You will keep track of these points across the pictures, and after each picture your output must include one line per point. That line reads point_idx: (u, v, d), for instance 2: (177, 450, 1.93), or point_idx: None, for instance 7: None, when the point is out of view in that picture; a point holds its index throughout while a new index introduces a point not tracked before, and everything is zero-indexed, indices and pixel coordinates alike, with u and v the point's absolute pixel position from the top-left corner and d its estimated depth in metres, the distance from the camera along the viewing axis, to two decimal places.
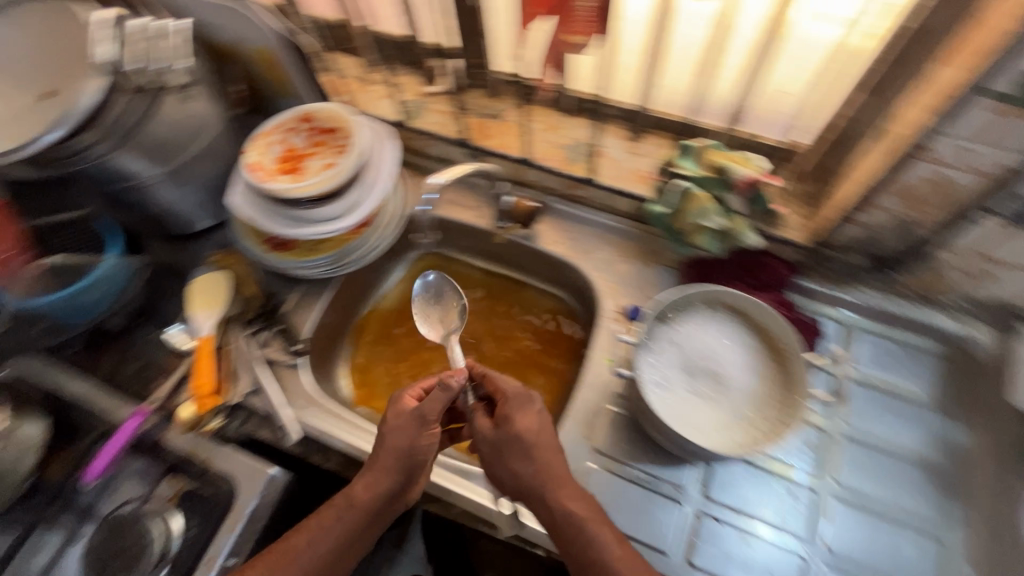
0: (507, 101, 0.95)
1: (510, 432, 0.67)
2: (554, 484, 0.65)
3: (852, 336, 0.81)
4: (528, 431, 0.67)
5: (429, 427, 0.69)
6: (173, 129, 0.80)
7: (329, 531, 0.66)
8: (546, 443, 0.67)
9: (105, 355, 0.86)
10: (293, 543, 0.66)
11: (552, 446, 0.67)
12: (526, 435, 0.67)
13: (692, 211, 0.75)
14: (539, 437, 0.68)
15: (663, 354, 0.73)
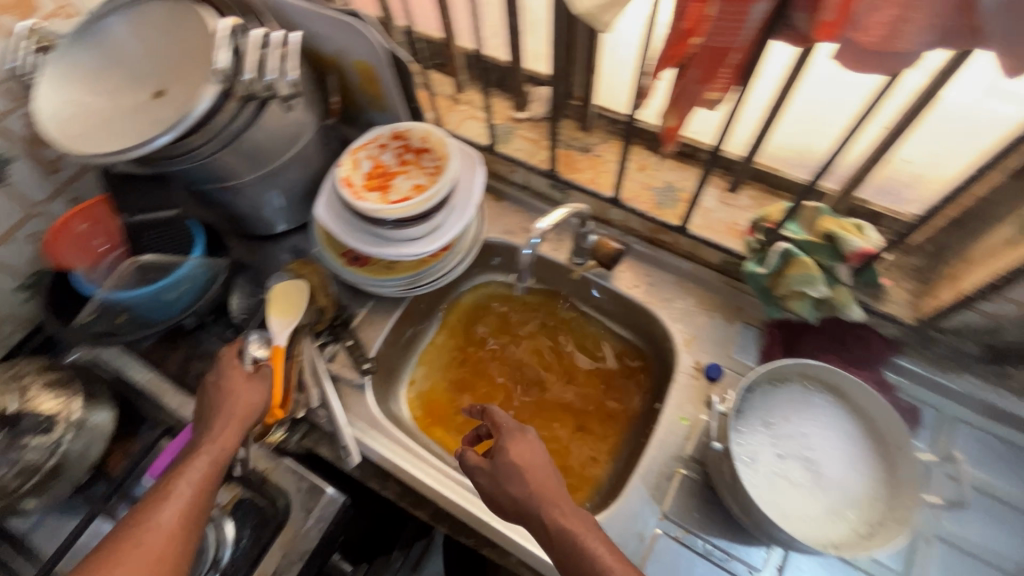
0: (599, 135, 0.92)
1: (505, 457, 0.63)
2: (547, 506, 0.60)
3: (952, 426, 0.76)
4: (518, 456, 0.63)
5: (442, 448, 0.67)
6: (269, 136, 0.80)
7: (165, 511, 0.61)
8: (529, 462, 0.63)
9: (176, 349, 0.87)
10: (141, 521, 0.60)
11: (537, 467, 0.63)
12: (515, 461, 0.63)
13: (794, 276, 0.71)
14: (536, 462, 0.64)
15: (755, 429, 0.69)
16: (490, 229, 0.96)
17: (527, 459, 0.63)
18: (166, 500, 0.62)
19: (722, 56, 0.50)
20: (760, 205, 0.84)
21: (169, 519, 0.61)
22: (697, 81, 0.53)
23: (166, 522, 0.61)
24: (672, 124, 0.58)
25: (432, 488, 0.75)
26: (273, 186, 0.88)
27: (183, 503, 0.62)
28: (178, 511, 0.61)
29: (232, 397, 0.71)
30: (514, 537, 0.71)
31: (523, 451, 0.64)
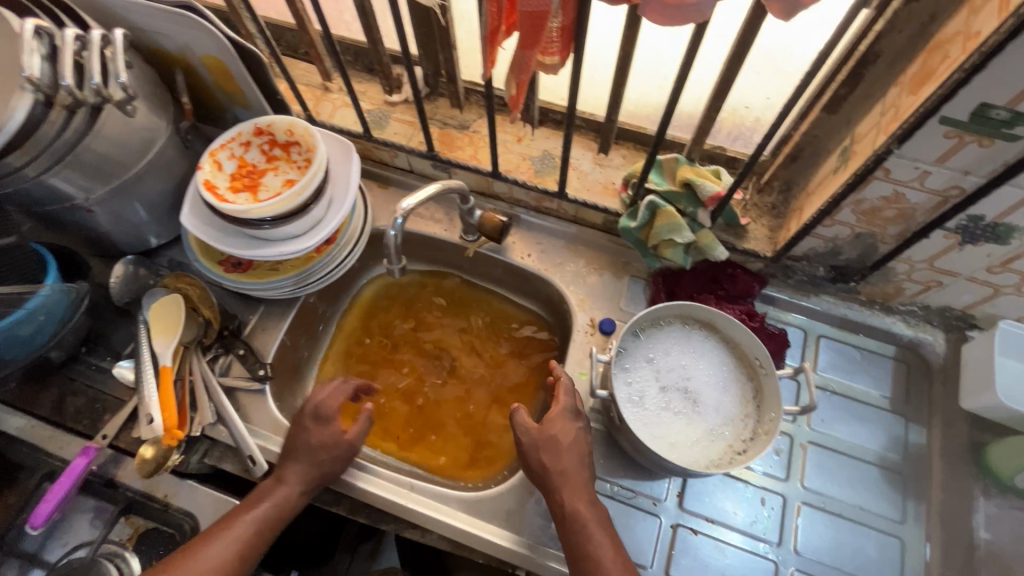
0: (474, 111, 0.93)
1: (549, 432, 0.68)
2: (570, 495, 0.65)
3: (813, 341, 0.84)
4: (564, 434, 0.69)
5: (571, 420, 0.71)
6: (114, 145, 0.74)
7: (238, 551, 0.62)
8: (567, 450, 0.68)
9: (46, 388, 0.80)
10: (196, 556, 0.61)
11: (571, 454, 0.68)
12: (551, 446, 0.68)
13: (663, 226, 0.76)
14: (571, 446, 0.68)
15: (639, 369, 0.74)
16: (379, 217, 0.94)
17: (563, 443, 0.68)
18: (217, 536, 0.63)
19: (542, 21, 0.51)
20: (631, 163, 0.88)
21: (215, 558, 0.61)
22: (524, 48, 0.54)
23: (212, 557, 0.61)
24: (513, 92, 0.60)
25: (346, 483, 0.75)
26: (132, 198, 0.82)
27: (231, 542, 0.62)
28: (226, 549, 0.62)
29: (327, 441, 0.70)
30: (432, 515, 0.73)
31: (557, 433, 0.68)
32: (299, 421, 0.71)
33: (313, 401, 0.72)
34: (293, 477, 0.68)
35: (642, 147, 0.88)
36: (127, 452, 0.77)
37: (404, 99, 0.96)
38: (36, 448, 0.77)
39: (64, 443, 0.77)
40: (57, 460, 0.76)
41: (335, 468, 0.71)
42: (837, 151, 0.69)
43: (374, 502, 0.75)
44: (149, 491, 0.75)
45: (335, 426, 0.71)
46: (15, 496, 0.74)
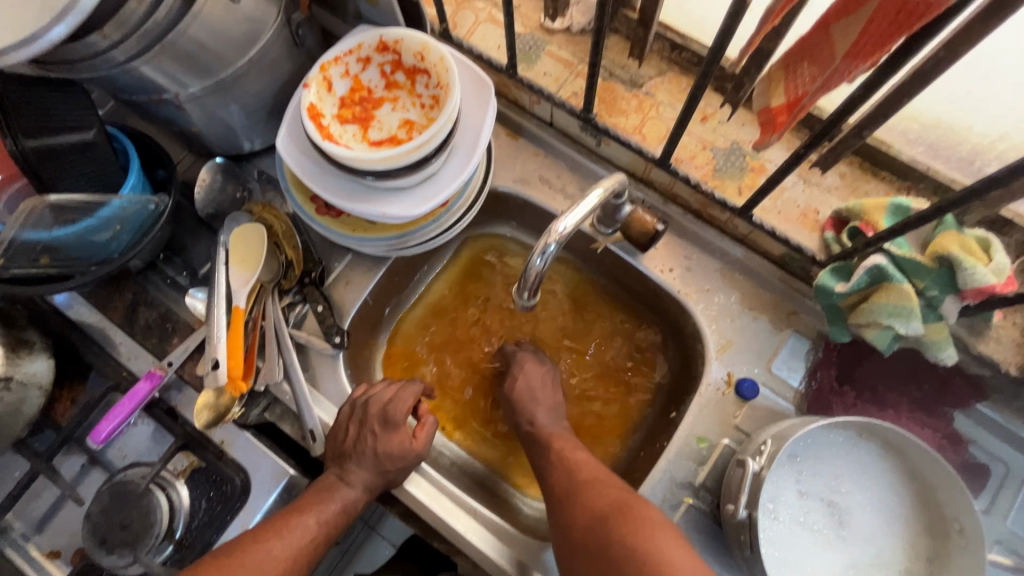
0: (652, 65, 0.71)
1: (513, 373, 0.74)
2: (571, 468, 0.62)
3: (1020, 490, 0.62)
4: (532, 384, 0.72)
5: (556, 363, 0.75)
6: (216, 36, 0.60)
7: (305, 549, 0.54)
8: (544, 404, 0.70)
9: (120, 290, 0.75)
10: (259, 553, 0.52)
11: (546, 409, 0.70)
12: (530, 394, 0.70)
13: (883, 305, 0.55)
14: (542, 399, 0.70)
15: (784, 467, 0.58)
16: (499, 175, 0.77)
17: (529, 398, 0.70)
18: (280, 531, 0.54)
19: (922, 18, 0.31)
20: (849, 188, 0.65)
21: (276, 562, 0.52)
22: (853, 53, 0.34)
23: (272, 560, 0.52)
24: (777, 105, 0.40)
25: (404, 490, 0.66)
26: (228, 99, 0.69)
27: (294, 547, 0.54)
28: (289, 553, 0.53)
29: (394, 451, 0.60)
30: (493, 558, 0.63)
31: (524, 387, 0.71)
32: (363, 421, 0.61)
33: (381, 399, 0.63)
34: (359, 481, 0.59)
35: (873, 169, 0.64)
36: (191, 384, 0.72)
37: (567, 28, 0.74)
38: (105, 354, 0.73)
39: (132, 354, 0.73)
40: (124, 372, 0.72)
41: (398, 480, 0.62)
42: None
43: (431, 521, 0.65)
44: (207, 433, 0.70)
45: (404, 433, 0.61)
46: (86, 398, 0.72)
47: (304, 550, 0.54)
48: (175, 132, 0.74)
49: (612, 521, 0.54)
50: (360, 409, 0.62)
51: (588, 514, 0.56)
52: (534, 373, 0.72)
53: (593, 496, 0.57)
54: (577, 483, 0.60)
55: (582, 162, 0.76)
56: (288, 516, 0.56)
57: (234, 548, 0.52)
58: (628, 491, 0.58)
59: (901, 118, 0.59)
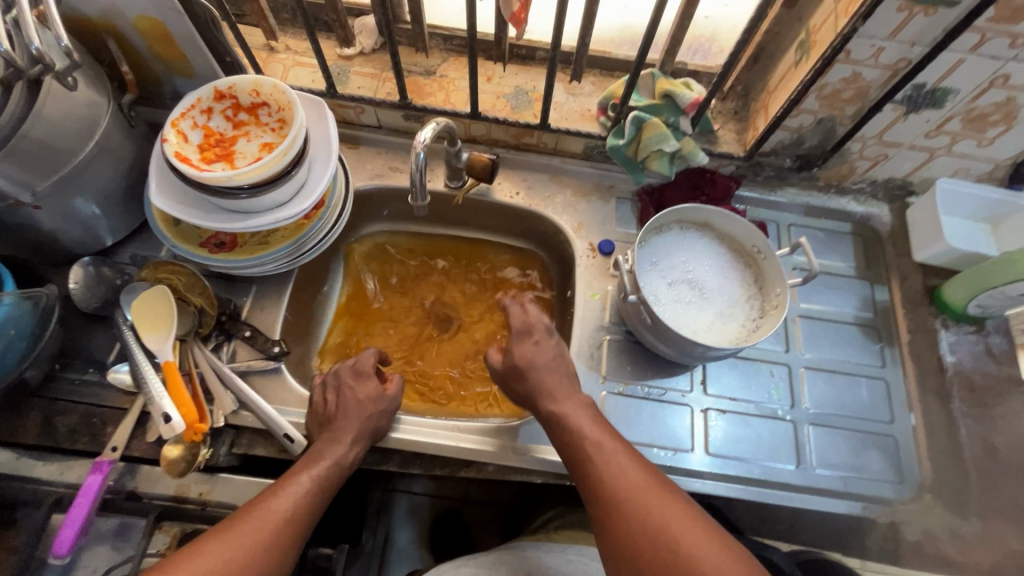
0: (437, 56, 0.92)
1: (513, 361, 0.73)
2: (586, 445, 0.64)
3: (784, 231, 0.93)
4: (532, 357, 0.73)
5: (535, 333, 0.75)
6: (57, 128, 0.66)
7: (304, 504, 0.60)
8: (551, 372, 0.72)
9: (24, 414, 0.71)
10: (262, 511, 0.57)
11: (555, 373, 0.72)
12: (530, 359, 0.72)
13: (650, 137, 0.79)
14: (555, 368, 0.72)
15: (650, 269, 0.78)
16: (357, 178, 0.91)
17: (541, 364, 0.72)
18: (277, 491, 0.59)
19: None
20: (601, 88, 0.91)
21: (276, 515, 0.57)
22: None
23: (273, 513, 0.57)
24: (515, 7, 0.60)
25: (392, 438, 0.73)
26: (81, 189, 0.73)
27: (291, 501, 0.59)
28: (288, 506, 0.58)
29: (372, 395, 0.70)
30: (488, 447, 0.73)
31: (532, 353, 0.73)
32: (338, 385, 0.70)
33: (345, 364, 0.73)
34: (347, 437, 0.66)
35: (609, 72, 0.92)
36: (143, 460, 0.71)
37: (361, 52, 0.92)
38: (31, 480, 0.69)
39: (64, 466, 0.70)
40: (61, 486, 0.69)
41: (382, 426, 0.70)
42: (792, 43, 0.76)
43: (427, 452, 0.73)
44: (181, 493, 0.70)
45: (376, 383, 0.72)
46: (23, 535, 0.67)
47: (302, 502, 0.59)
48: (30, 244, 0.75)
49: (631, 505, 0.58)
50: (332, 377, 0.71)
51: (613, 493, 0.59)
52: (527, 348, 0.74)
53: (619, 478, 0.60)
54: (589, 445, 0.64)
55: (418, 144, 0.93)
56: (282, 479, 0.61)
57: (239, 510, 0.57)
58: (647, 473, 0.61)
59: (606, 31, 0.87)
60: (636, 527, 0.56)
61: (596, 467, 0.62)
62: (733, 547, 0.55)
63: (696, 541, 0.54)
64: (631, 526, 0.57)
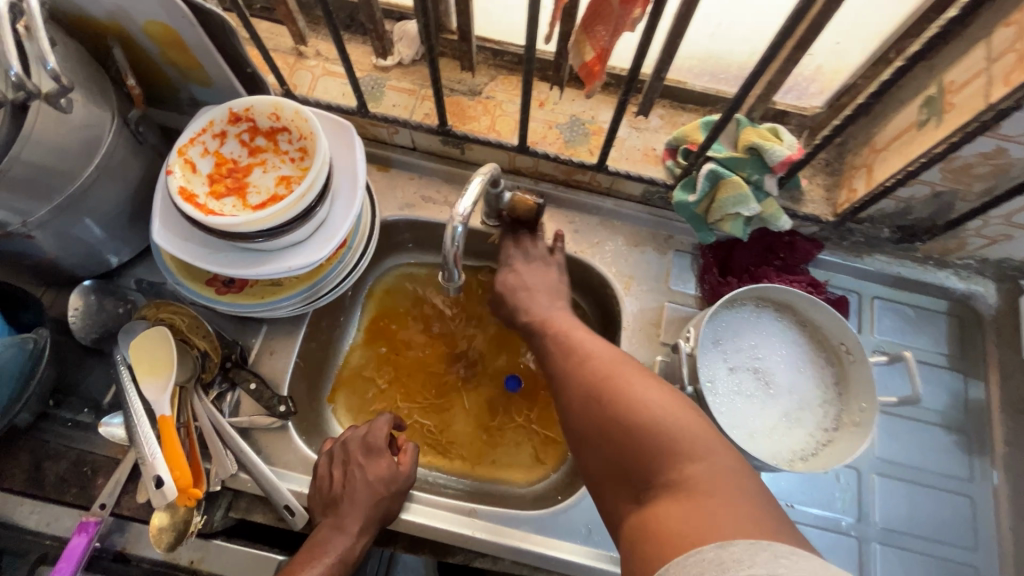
0: (484, 73, 0.81)
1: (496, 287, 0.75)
2: (569, 351, 0.62)
3: (866, 305, 0.79)
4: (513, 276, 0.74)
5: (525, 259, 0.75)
6: (54, 153, 0.57)
7: None
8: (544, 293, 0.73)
9: (16, 455, 0.67)
10: None
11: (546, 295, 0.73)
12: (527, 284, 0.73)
13: (727, 198, 0.68)
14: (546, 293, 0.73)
15: (711, 351, 0.67)
16: (384, 207, 0.81)
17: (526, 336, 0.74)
18: None
19: None
20: (670, 124, 0.79)
21: None
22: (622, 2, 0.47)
23: None
24: (590, 59, 0.53)
25: (402, 520, 0.66)
26: (82, 214, 0.66)
27: None
28: None
29: (384, 475, 0.64)
30: (505, 542, 0.65)
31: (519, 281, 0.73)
32: (346, 460, 0.64)
33: (356, 436, 0.66)
34: (354, 526, 0.60)
35: (680, 105, 0.79)
36: (134, 519, 0.65)
37: (399, 63, 0.81)
38: (17, 529, 0.64)
39: (52, 518, 0.65)
40: (48, 540, 0.64)
41: (392, 509, 0.63)
42: (921, 99, 0.63)
43: (439, 539, 0.66)
44: (171, 559, 0.64)
45: (389, 459, 0.65)
46: None
47: None
48: (27, 268, 0.69)
49: (595, 390, 0.55)
50: (340, 451, 0.65)
51: (576, 378, 0.57)
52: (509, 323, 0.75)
53: (588, 371, 0.57)
54: (556, 336, 0.65)
55: (455, 171, 0.83)
56: None
57: None
58: (616, 359, 0.58)
59: (684, 59, 0.74)
60: (597, 403, 0.53)
61: (572, 375, 0.58)
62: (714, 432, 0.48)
63: (661, 417, 0.49)
64: (597, 402, 0.54)
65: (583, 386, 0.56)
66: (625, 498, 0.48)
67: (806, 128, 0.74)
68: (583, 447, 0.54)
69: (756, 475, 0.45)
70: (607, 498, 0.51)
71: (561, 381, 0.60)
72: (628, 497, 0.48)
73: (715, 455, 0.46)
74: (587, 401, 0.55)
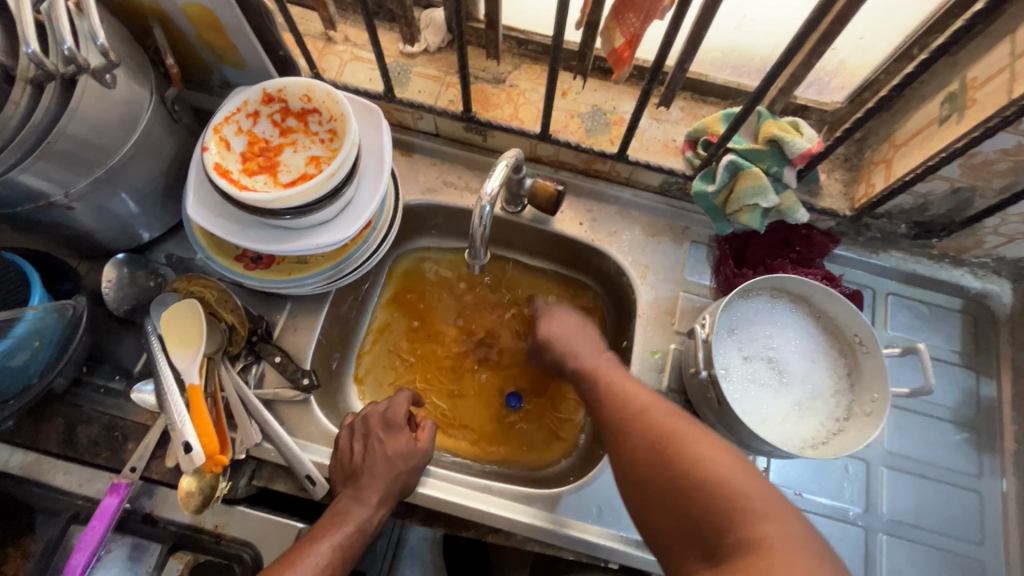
0: (508, 63, 0.82)
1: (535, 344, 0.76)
2: (623, 402, 0.61)
3: (880, 300, 0.80)
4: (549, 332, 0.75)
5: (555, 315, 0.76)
6: (97, 127, 0.59)
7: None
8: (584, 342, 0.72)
9: (51, 418, 0.70)
10: None
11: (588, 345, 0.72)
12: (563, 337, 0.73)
13: (746, 189, 0.69)
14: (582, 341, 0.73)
15: (726, 339, 0.69)
16: (407, 191, 0.83)
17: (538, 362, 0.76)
18: (296, 560, 0.55)
19: None
20: (690, 116, 0.80)
21: None
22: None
23: None
24: (620, 45, 0.55)
25: (418, 494, 0.68)
26: (119, 188, 0.68)
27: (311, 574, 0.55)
28: None
29: (403, 450, 0.65)
30: (518, 518, 0.67)
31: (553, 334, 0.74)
32: (366, 434, 0.66)
33: (377, 411, 0.68)
34: (374, 497, 0.62)
35: (701, 97, 0.80)
36: (162, 483, 0.68)
37: (425, 50, 0.83)
38: (51, 489, 0.67)
39: (83, 479, 0.67)
40: (80, 500, 0.67)
41: (411, 483, 0.65)
42: (944, 95, 0.63)
43: (454, 513, 0.68)
44: (196, 522, 0.66)
45: (408, 434, 0.67)
46: (42, 543, 0.65)
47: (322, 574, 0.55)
48: (64, 239, 0.71)
49: (659, 446, 0.53)
50: (360, 425, 0.67)
51: (639, 435, 0.56)
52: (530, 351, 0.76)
53: (648, 424, 0.56)
54: (607, 390, 0.64)
55: (477, 158, 0.84)
56: (303, 545, 0.57)
57: None
58: (676, 414, 0.57)
59: (707, 51, 0.75)
60: (665, 458, 0.52)
61: (631, 430, 0.57)
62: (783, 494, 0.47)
63: (730, 474, 0.48)
64: (661, 458, 0.52)
65: (646, 445, 0.54)
66: (692, 557, 0.47)
67: (825, 122, 0.75)
68: (642, 500, 0.53)
69: (822, 538, 0.45)
70: (665, 551, 0.50)
71: (614, 431, 0.59)
72: (697, 557, 0.47)
73: (783, 513, 0.45)
74: (651, 458, 0.53)
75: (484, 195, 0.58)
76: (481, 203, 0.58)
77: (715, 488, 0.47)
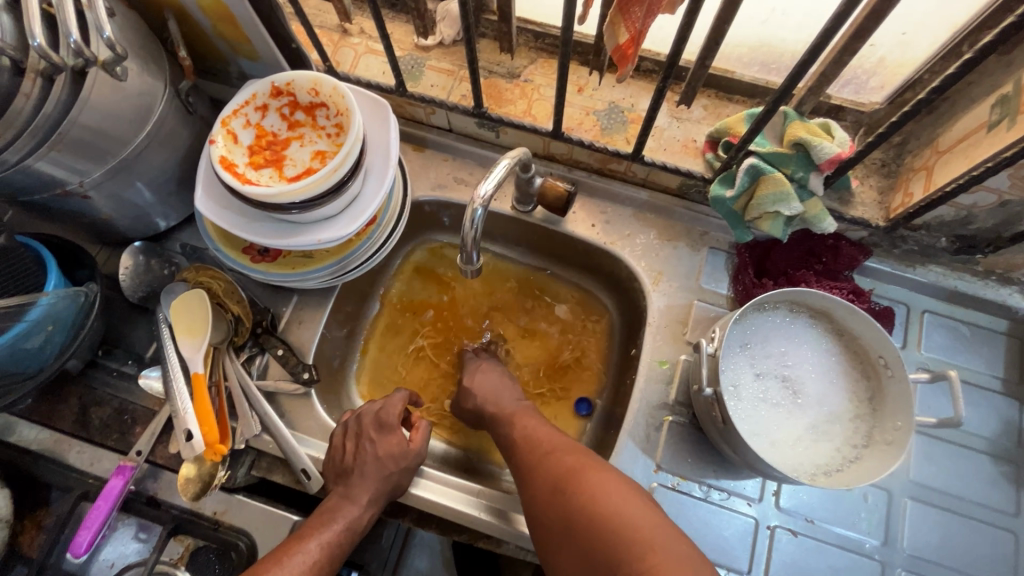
0: (524, 57, 0.80)
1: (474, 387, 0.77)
2: (532, 441, 0.63)
3: (914, 318, 0.74)
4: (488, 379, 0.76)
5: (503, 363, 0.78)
6: (108, 118, 0.60)
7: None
8: (521, 395, 0.73)
9: (68, 398, 0.73)
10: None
11: (525, 399, 0.72)
12: (505, 385, 0.74)
13: (766, 195, 0.65)
14: (522, 390, 0.73)
15: (737, 355, 0.65)
16: (417, 187, 0.82)
17: (499, 387, 0.73)
18: (283, 558, 0.55)
19: None
20: (713, 115, 0.76)
21: None
22: None
23: None
24: (623, 42, 0.52)
25: (411, 494, 0.68)
26: (133, 179, 0.69)
27: (296, 572, 0.55)
28: None
29: (394, 451, 0.65)
30: (508, 526, 0.65)
31: (505, 382, 0.74)
32: (359, 433, 0.66)
33: (370, 410, 0.68)
34: (364, 497, 0.62)
35: (727, 95, 0.76)
36: (166, 467, 0.69)
37: (440, 43, 0.81)
38: (65, 466, 0.70)
39: (94, 459, 0.70)
40: (91, 478, 0.69)
41: (403, 483, 0.65)
42: (996, 96, 0.57)
43: (446, 515, 0.67)
44: (196, 508, 0.68)
45: (400, 435, 0.66)
46: (53, 518, 0.68)
47: (308, 572, 0.55)
48: (85, 226, 0.73)
49: (564, 486, 0.56)
50: (354, 423, 0.67)
51: (545, 477, 0.58)
52: (498, 377, 0.75)
53: (551, 461, 0.59)
54: (515, 430, 0.66)
55: (488, 155, 0.83)
56: (290, 543, 0.57)
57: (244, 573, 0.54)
58: (581, 451, 0.59)
59: (733, 47, 0.71)
60: (567, 497, 0.55)
61: (536, 467, 0.60)
62: (677, 531, 0.50)
63: (630, 512, 0.51)
64: (563, 498, 0.55)
65: (550, 483, 0.57)
66: None
67: (862, 125, 0.70)
68: (546, 539, 0.55)
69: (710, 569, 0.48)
70: None
71: (523, 469, 0.61)
72: None
73: (676, 548, 0.48)
74: (554, 496, 0.56)
75: (478, 194, 0.56)
76: (474, 202, 0.56)
77: (614, 527, 0.50)
